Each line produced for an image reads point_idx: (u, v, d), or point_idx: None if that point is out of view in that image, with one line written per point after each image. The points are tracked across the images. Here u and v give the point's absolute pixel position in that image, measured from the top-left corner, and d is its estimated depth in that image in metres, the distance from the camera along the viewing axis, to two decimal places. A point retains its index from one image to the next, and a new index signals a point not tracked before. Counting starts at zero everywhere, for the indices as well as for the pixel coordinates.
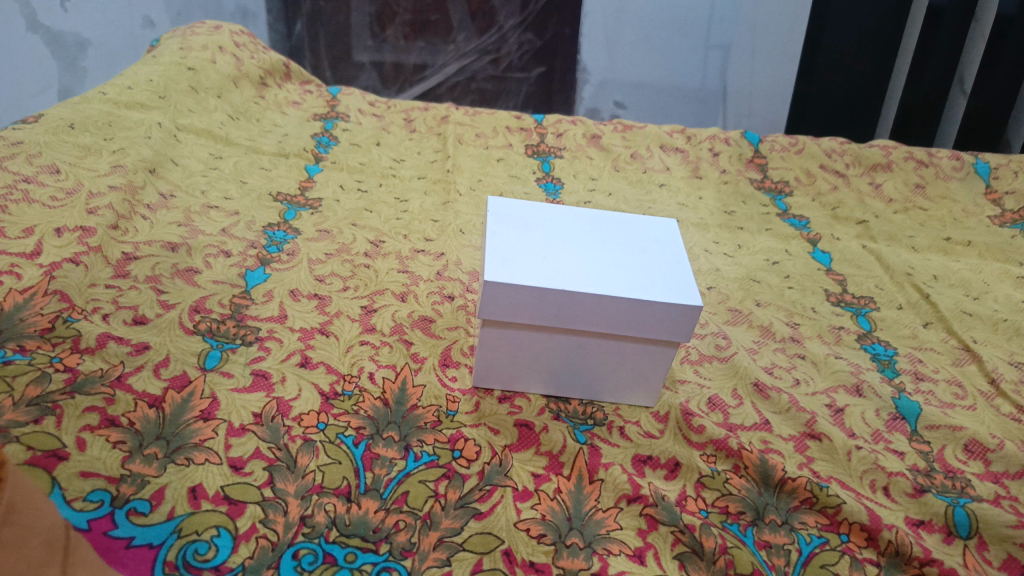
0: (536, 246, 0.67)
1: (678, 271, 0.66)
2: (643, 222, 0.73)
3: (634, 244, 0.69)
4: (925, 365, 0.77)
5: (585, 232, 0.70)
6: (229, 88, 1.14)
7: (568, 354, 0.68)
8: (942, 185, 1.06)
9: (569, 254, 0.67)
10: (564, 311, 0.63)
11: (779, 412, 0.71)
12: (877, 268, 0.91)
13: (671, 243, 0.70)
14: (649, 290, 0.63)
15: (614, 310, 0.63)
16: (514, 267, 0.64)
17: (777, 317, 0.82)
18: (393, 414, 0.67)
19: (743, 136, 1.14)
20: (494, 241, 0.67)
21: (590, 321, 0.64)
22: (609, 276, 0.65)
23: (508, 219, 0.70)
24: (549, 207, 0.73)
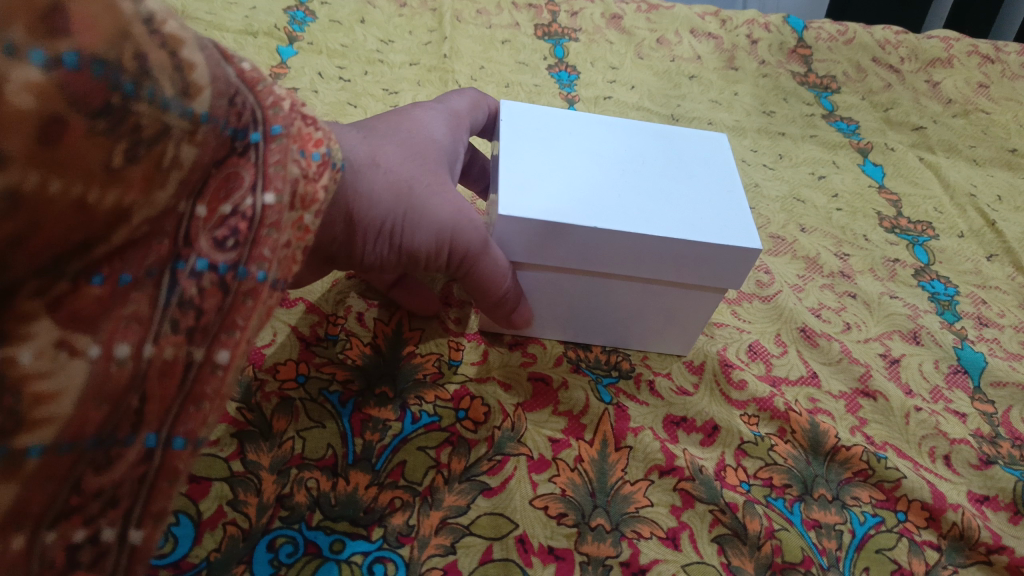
0: (563, 167, 0.55)
1: (732, 205, 0.55)
2: (689, 137, 0.61)
3: (679, 167, 0.58)
4: (990, 308, 0.68)
5: (621, 151, 0.58)
6: None
7: (592, 299, 0.58)
8: (1008, 86, 0.94)
9: (603, 180, 0.55)
10: (594, 252, 0.52)
11: (828, 364, 0.62)
12: (935, 187, 0.80)
13: (724, 167, 0.59)
14: (699, 229, 0.52)
15: (656, 254, 0.52)
16: (536, 195, 0.52)
17: (824, 246, 0.72)
18: (386, 363, 0.58)
19: (785, 22, 1.00)
20: (512, 158, 0.55)
21: (625, 264, 0.53)
22: (651, 210, 0.53)
23: (527, 132, 0.58)
24: (576, 116, 0.61)
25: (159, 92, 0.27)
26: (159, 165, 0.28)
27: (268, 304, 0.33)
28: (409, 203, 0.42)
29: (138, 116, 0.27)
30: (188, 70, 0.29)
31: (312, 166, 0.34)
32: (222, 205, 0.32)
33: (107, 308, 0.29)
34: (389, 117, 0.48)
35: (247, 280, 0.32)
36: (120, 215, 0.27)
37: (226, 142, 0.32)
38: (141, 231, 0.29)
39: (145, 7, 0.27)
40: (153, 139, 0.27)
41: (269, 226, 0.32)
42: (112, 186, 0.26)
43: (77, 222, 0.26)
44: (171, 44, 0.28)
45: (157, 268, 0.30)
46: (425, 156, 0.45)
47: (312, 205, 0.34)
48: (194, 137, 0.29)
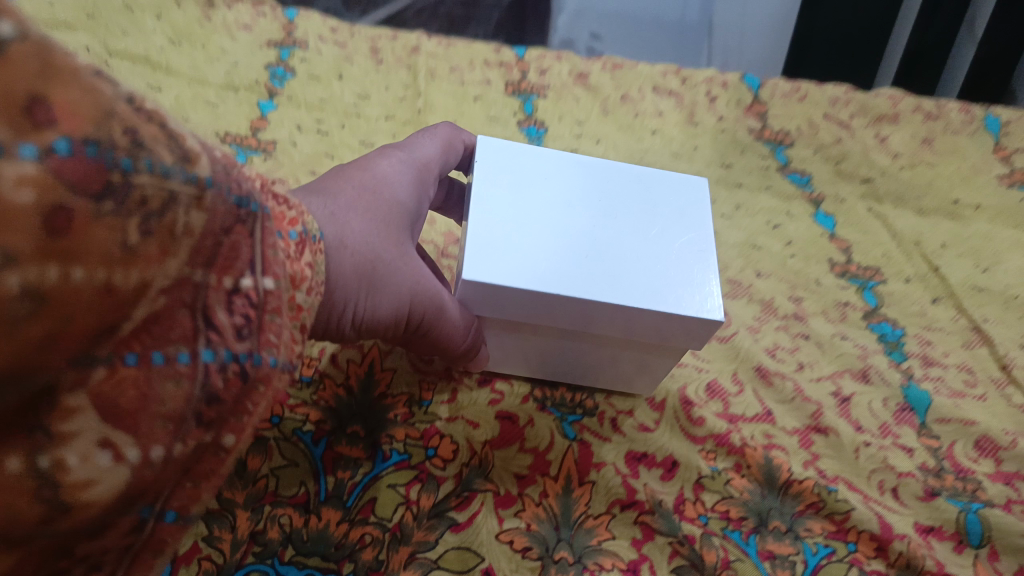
0: (534, 220, 0.57)
1: (698, 266, 0.57)
2: (664, 189, 0.63)
3: (652, 222, 0.60)
4: (935, 348, 0.72)
5: (594, 203, 0.60)
6: (169, 7, 0.98)
7: (562, 349, 0.60)
8: (951, 139, 0.99)
9: (573, 234, 0.57)
10: (561, 313, 0.54)
11: (782, 402, 0.65)
12: (884, 235, 0.84)
13: (694, 222, 0.61)
14: (664, 295, 0.54)
15: (620, 319, 0.54)
16: (506, 253, 0.54)
17: (779, 290, 0.75)
18: (358, 404, 0.60)
19: (742, 80, 1.06)
20: (486, 207, 0.57)
21: (592, 325, 0.55)
22: (619, 273, 0.55)
23: (505, 182, 0.60)
24: (556, 163, 0.63)
25: (156, 160, 0.26)
26: (173, 233, 0.27)
27: (276, 388, 0.33)
28: (371, 281, 0.44)
29: (143, 188, 0.26)
30: (182, 140, 0.28)
31: (291, 245, 0.36)
32: (230, 279, 0.30)
33: (134, 393, 0.28)
34: (354, 176, 0.50)
35: (262, 366, 0.32)
36: (144, 288, 0.27)
37: (232, 210, 0.30)
38: (161, 305, 0.28)
39: (128, 88, 0.26)
40: (161, 209, 0.26)
41: (271, 311, 0.32)
42: (133, 265, 0.26)
43: (100, 295, 0.25)
44: (159, 118, 0.27)
45: (186, 353, 0.29)
46: (388, 224, 0.48)
47: (301, 284, 0.35)
48: (201, 202, 0.28)
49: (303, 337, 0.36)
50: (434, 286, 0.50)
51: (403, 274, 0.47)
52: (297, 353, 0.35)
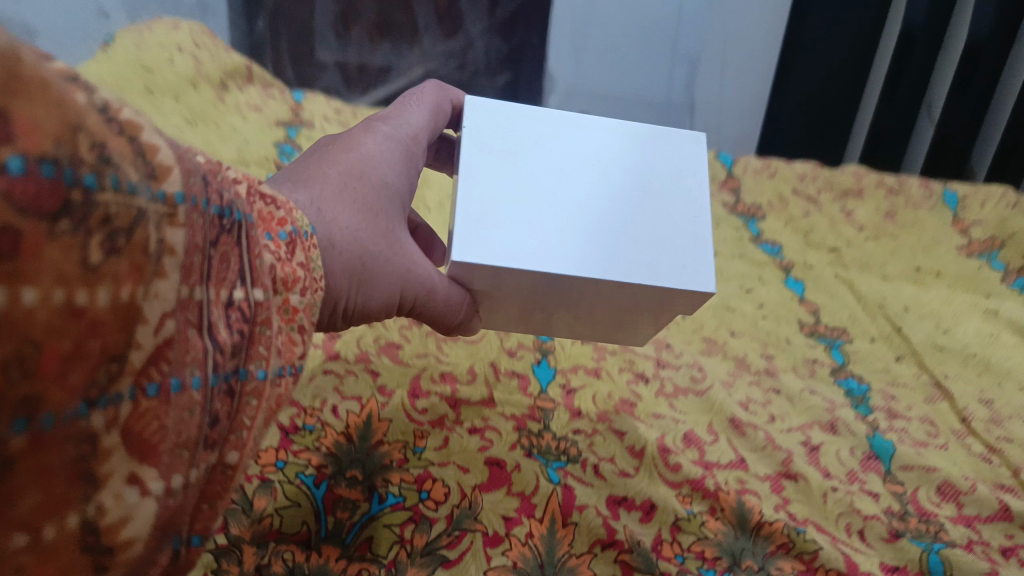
0: (526, 189, 0.55)
1: (695, 234, 0.56)
2: (656, 146, 0.61)
3: (645, 188, 0.58)
4: (898, 402, 0.77)
5: (588, 164, 0.59)
6: (186, 90, 1.06)
7: (553, 309, 0.59)
8: (912, 213, 1.07)
9: (566, 204, 0.55)
10: (556, 290, 0.53)
11: (755, 450, 0.69)
12: (850, 298, 0.90)
13: (693, 183, 0.59)
14: (658, 272, 0.53)
15: (615, 294, 0.53)
16: (498, 227, 0.52)
17: (751, 348, 0.81)
18: (357, 451, 0.64)
19: (717, 157, 1.14)
20: (476, 176, 0.55)
21: (587, 296, 0.54)
22: (614, 248, 0.53)
23: (495, 148, 0.57)
24: (544, 123, 0.60)
25: (123, 176, 0.23)
26: (146, 252, 0.23)
27: (276, 395, 0.33)
28: (360, 268, 0.44)
29: (104, 206, 0.22)
30: (150, 152, 0.24)
31: (281, 246, 0.35)
32: (225, 290, 0.29)
33: (154, 423, 0.25)
34: (335, 157, 0.47)
35: (249, 380, 0.31)
36: (134, 314, 0.23)
37: (215, 222, 0.29)
38: (168, 331, 0.25)
39: (97, 94, 0.23)
40: (131, 226, 0.23)
41: (262, 322, 0.32)
42: (99, 284, 0.22)
43: (90, 332, 0.22)
44: (129, 131, 0.24)
45: (198, 377, 0.27)
46: (375, 208, 0.46)
47: (294, 285, 0.35)
48: (175, 220, 0.25)
49: (304, 338, 0.36)
50: (424, 269, 0.50)
51: (392, 264, 0.47)
52: (299, 354, 0.35)
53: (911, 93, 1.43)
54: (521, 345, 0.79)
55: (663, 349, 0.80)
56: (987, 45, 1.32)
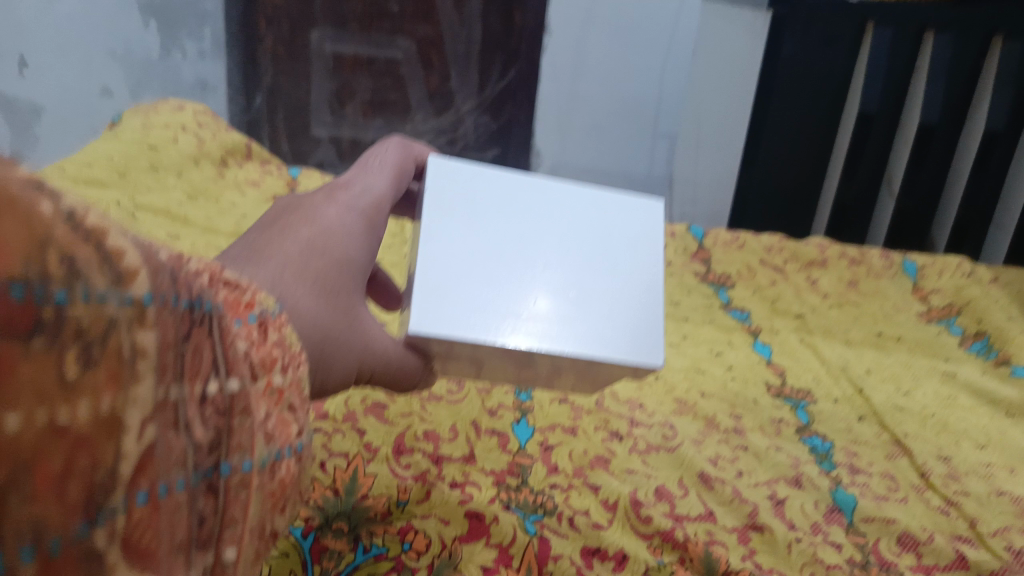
0: (490, 259, 0.59)
1: (646, 307, 0.61)
2: (614, 220, 0.67)
3: (601, 261, 0.63)
4: (860, 458, 0.80)
5: (547, 235, 0.63)
6: (189, 167, 1.14)
7: (511, 371, 0.63)
8: (874, 282, 1.14)
9: (527, 274, 0.60)
10: (513, 357, 0.57)
11: (723, 503, 0.72)
12: (814, 362, 0.96)
13: (643, 255, 0.65)
14: (608, 344, 0.58)
15: (568, 363, 0.58)
16: (464, 297, 0.56)
17: (720, 408, 0.86)
18: (343, 504, 0.67)
19: (688, 230, 1.23)
20: (442, 245, 0.59)
21: (541, 363, 0.59)
22: (569, 319, 0.58)
23: (458, 217, 0.61)
24: (507, 192, 0.65)
25: (93, 287, 0.21)
26: (121, 359, 0.22)
27: (275, 480, 0.31)
28: (325, 356, 0.45)
29: (77, 320, 0.21)
30: (118, 257, 0.22)
31: (253, 330, 0.32)
32: (199, 384, 0.27)
33: (149, 530, 0.24)
34: (296, 234, 0.48)
35: (232, 474, 0.28)
36: (115, 424, 0.22)
37: (186, 316, 0.26)
38: (151, 436, 0.24)
39: (63, 200, 0.21)
40: (104, 336, 0.21)
41: (240, 412, 0.29)
42: (78, 398, 0.21)
43: (77, 447, 0.21)
44: (95, 235, 0.22)
45: (180, 479, 0.26)
46: (337, 289, 0.47)
47: (274, 366, 0.32)
48: (145, 321, 0.23)
49: (297, 416, 0.34)
50: (382, 345, 0.52)
51: (352, 343, 0.48)
52: (295, 432, 0.33)
53: (870, 173, 1.50)
54: (501, 405, 0.83)
55: (637, 409, 0.84)
56: (939, 127, 1.41)
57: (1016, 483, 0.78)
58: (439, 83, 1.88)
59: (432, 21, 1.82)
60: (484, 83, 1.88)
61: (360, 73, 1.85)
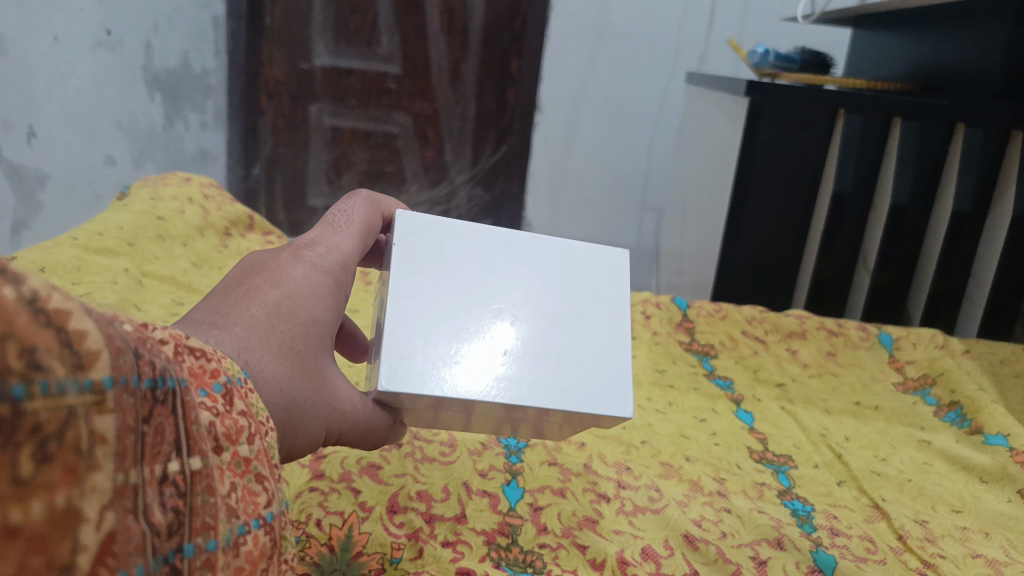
0: (460, 314, 0.63)
1: (611, 357, 0.65)
2: (583, 274, 0.71)
3: (569, 317, 0.67)
4: (840, 521, 0.82)
5: (513, 288, 0.67)
6: (194, 237, 1.19)
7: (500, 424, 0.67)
8: (851, 353, 1.20)
9: (493, 327, 0.63)
10: (490, 412, 0.61)
11: (708, 563, 0.74)
12: (795, 429, 1.00)
13: (611, 306, 0.69)
14: (579, 397, 0.61)
15: (544, 415, 0.62)
16: (435, 352, 0.60)
17: (705, 471, 0.89)
18: (338, 560, 0.69)
19: (673, 301, 1.28)
20: (412, 301, 0.63)
21: (520, 415, 0.62)
22: (538, 375, 0.62)
23: (430, 276, 0.65)
24: (476, 250, 0.69)
25: (52, 379, 0.26)
26: (78, 451, 0.27)
27: (239, 552, 0.35)
28: (288, 423, 0.48)
29: (35, 415, 0.25)
30: (78, 341, 0.27)
31: (217, 400, 0.36)
32: (159, 466, 0.31)
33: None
34: (266, 291, 0.50)
35: (196, 554, 0.32)
36: (72, 516, 0.26)
37: (147, 396, 0.31)
38: (110, 522, 0.28)
39: (27, 286, 0.25)
40: (60, 430, 0.26)
41: (202, 491, 0.33)
42: (31, 496, 0.25)
43: (32, 547, 0.25)
44: (57, 320, 0.26)
45: (141, 565, 0.29)
46: (305, 351, 0.50)
47: (239, 437, 0.37)
48: (102, 408, 0.28)
49: (267, 485, 0.38)
50: (351, 406, 0.55)
51: (317, 406, 0.51)
52: (263, 503, 0.37)
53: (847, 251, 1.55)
54: (492, 467, 0.86)
55: (624, 472, 0.87)
56: (909, 207, 1.49)
57: (989, 547, 0.80)
58: (434, 156, 2.00)
59: (427, 98, 1.94)
60: (476, 157, 2.00)
61: (358, 145, 1.97)
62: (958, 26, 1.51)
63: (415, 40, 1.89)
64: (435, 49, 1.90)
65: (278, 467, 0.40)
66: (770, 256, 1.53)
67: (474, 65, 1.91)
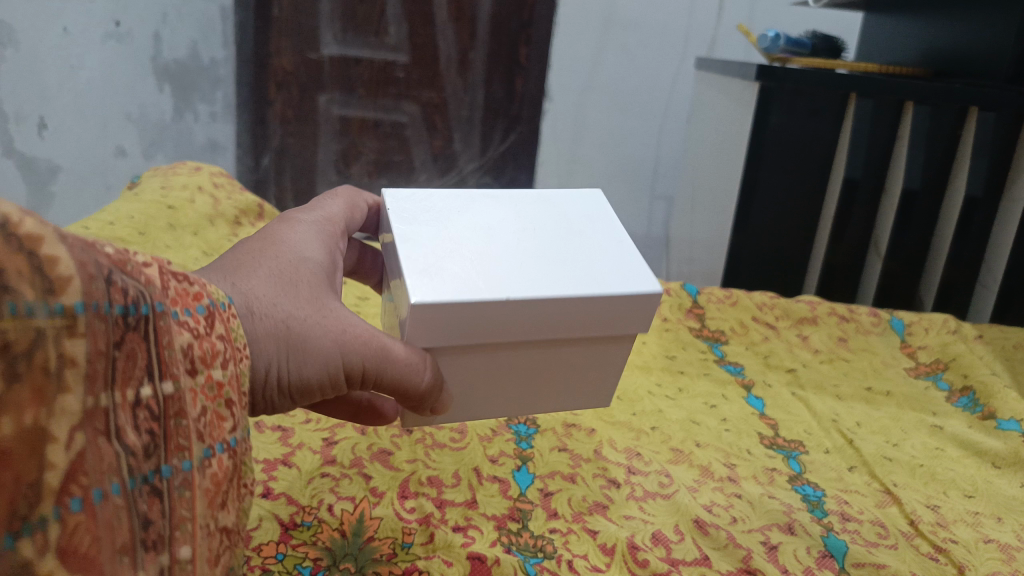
0: (464, 241, 0.65)
1: (618, 253, 0.68)
2: (566, 203, 0.74)
3: (567, 233, 0.69)
4: (851, 506, 0.82)
5: (508, 225, 0.69)
6: (204, 226, 1.20)
7: (536, 369, 0.68)
8: (862, 339, 1.19)
9: (502, 250, 0.65)
10: (522, 323, 0.62)
11: (717, 548, 0.74)
12: (806, 414, 1.00)
13: (601, 218, 0.72)
14: (603, 284, 0.63)
15: (576, 314, 0.63)
16: (453, 269, 0.61)
17: (715, 457, 0.89)
18: (350, 545, 0.69)
19: (683, 287, 1.28)
20: (420, 238, 0.64)
21: (553, 326, 0.63)
22: (555, 276, 0.63)
23: (423, 220, 0.67)
24: (460, 200, 0.71)
25: (21, 302, 0.28)
26: (48, 372, 0.29)
27: (212, 472, 0.38)
28: (289, 341, 0.48)
29: (6, 335, 0.27)
30: (50, 266, 0.29)
31: (200, 320, 0.38)
32: (132, 390, 0.33)
33: (87, 534, 0.31)
34: (256, 245, 0.54)
35: (173, 474, 0.35)
36: (41, 435, 0.29)
37: (119, 323, 0.33)
38: (80, 443, 0.31)
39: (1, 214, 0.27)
40: (28, 350, 0.28)
41: (175, 415, 0.35)
42: (4, 413, 0.28)
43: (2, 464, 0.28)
44: (30, 245, 0.28)
45: (117, 483, 0.32)
46: (298, 280, 0.51)
47: (214, 361, 0.38)
48: (74, 331, 0.30)
49: (233, 411, 0.40)
50: (365, 332, 0.53)
51: (326, 329, 0.51)
52: (229, 428, 0.40)
53: (858, 237, 1.54)
54: (501, 453, 0.86)
55: (634, 458, 0.87)
56: (921, 192, 1.48)
57: (1001, 531, 0.80)
58: (442, 145, 2.00)
59: (437, 87, 1.93)
60: (484, 145, 2.00)
61: (367, 135, 1.97)
62: (973, 8, 1.48)
63: (424, 29, 1.87)
64: (443, 37, 1.88)
65: (246, 395, 0.42)
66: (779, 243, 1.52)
67: (482, 53, 1.89)
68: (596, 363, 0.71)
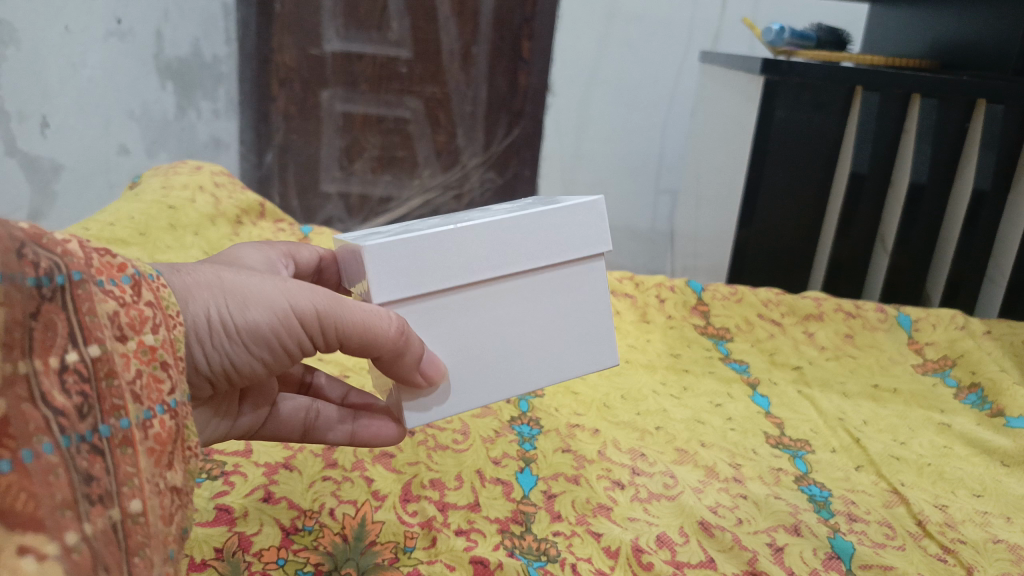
0: (410, 225, 0.67)
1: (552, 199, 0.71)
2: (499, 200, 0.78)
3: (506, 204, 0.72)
4: (858, 506, 0.81)
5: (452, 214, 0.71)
6: (205, 226, 1.19)
7: (520, 323, 0.66)
8: (869, 335, 1.18)
9: (446, 219, 0.67)
10: (480, 257, 0.62)
11: (723, 550, 0.73)
12: (813, 413, 0.99)
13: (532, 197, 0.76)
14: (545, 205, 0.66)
15: (530, 239, 0.64)
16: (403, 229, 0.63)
17: (720, 457, 0.88)
18: (352, 550, 0.69)
19: (688, 284, 1.27)
20: (371, 232, 0.66)
21: (513, 256, 0.64)
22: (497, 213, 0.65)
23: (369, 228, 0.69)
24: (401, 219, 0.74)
25: None
26: None
27: (154, 434, 0.38)
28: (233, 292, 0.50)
29: None
30: None
31: (125, 290, 0.39)
32: (55, 357, 0.34)
33: (21, 493, 0.31)
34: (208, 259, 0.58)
35: (113, 432, 0.36)
36: None
37: (35, 293, 0.33)
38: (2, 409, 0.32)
39: None
40: None
41: (106, 376, 0.36)
42: None
43: None
44: None
45: (49, 443, 0.33)
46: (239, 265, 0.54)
47: (144, 326, 0.39)
48: None
49: (170, 373, 0.41)
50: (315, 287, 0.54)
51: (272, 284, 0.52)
52: (167, 391, 0.40)
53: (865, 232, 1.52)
54: (505, 454, 0.85)
55: (638, 458, 0.87)
56: (929, 186, 1.45)
57: (1010, 531, 0.79)
58: (446, 141, 1.98)
59: (439, 82, 1.92)
60: (488, 141, 1.98)
61: (370, 131, 1.96)
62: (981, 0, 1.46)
63: (425, 23, 1.86)
64: (445, 32, 1.87)
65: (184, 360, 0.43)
66: (784, 238, 1.51)
67: (485, 48, 1.89)
68: (579, 299, 0.68)
